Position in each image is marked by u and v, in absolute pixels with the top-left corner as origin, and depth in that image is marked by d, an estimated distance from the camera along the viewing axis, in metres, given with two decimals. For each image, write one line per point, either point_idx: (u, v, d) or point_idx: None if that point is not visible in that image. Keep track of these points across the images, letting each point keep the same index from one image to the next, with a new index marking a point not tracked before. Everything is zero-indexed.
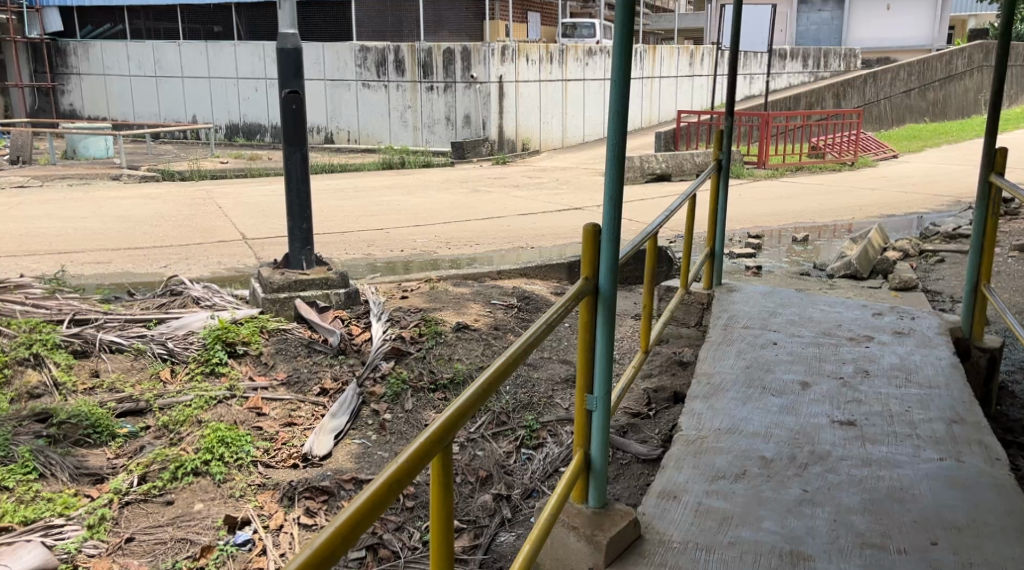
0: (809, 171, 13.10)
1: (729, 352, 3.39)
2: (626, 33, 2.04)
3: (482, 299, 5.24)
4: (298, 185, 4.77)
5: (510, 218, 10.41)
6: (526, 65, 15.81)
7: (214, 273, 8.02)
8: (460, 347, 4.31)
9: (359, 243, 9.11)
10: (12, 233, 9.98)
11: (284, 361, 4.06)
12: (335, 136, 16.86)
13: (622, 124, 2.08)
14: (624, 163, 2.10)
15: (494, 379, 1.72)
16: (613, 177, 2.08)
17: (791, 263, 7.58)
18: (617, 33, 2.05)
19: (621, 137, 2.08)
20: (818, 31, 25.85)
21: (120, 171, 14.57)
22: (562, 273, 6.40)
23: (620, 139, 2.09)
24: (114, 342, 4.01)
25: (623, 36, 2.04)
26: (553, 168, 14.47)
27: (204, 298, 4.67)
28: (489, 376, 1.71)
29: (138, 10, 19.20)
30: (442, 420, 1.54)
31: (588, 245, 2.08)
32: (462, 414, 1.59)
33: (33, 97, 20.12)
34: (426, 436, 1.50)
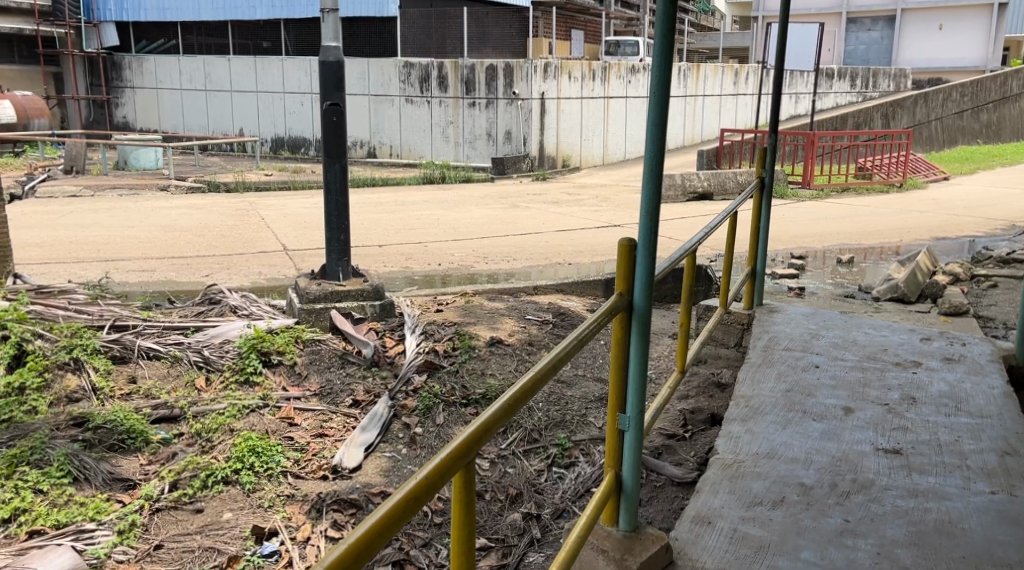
0: (855, 192, 12.87)
1: (768, 374, 3.30)
2: (666, 42, 1.99)
3: (517, 315, 5.20)
4: (337, 198, 4.78)
5: (550, 234, 10.38)
6: (569, 83, 15.83)
7: (255, 283, 8.11)
8: (493, 363, 4.27)
9: (397, 256, 9.15)
10: (63, 240, 10.21)
11: (317, 372, 4.05)
12: (377, 150, 17.03)
13: (662, 135, 2.02)
14: (662, 175, 2.04)
15: (521, 395, 1.66)
16: (651, 191, 2.03)
17: (836, 285, 7.43)
18: (659, 42, 1.99)
19: (659, 149, 2.02)
20: (867, 51, 25.60)
21: (167, 183, 14.83)
22: (598, 289, 6.35)
23: (658, 151, 2.04)
24: (152, 349, 4.02)
25: (664, 45, 1.98)
26: (593, 185, 14.43)
27: (241, 307, 4.69)
28: (516, 392, 1.66)
29: (191, 26, 19.54)
30: (465, 435, 1.49)
31: (622, 259, 2.02)
32: (486, 430, 1.54)
33: (88, 109, 20.82)
34: (447, 454, 1.45)
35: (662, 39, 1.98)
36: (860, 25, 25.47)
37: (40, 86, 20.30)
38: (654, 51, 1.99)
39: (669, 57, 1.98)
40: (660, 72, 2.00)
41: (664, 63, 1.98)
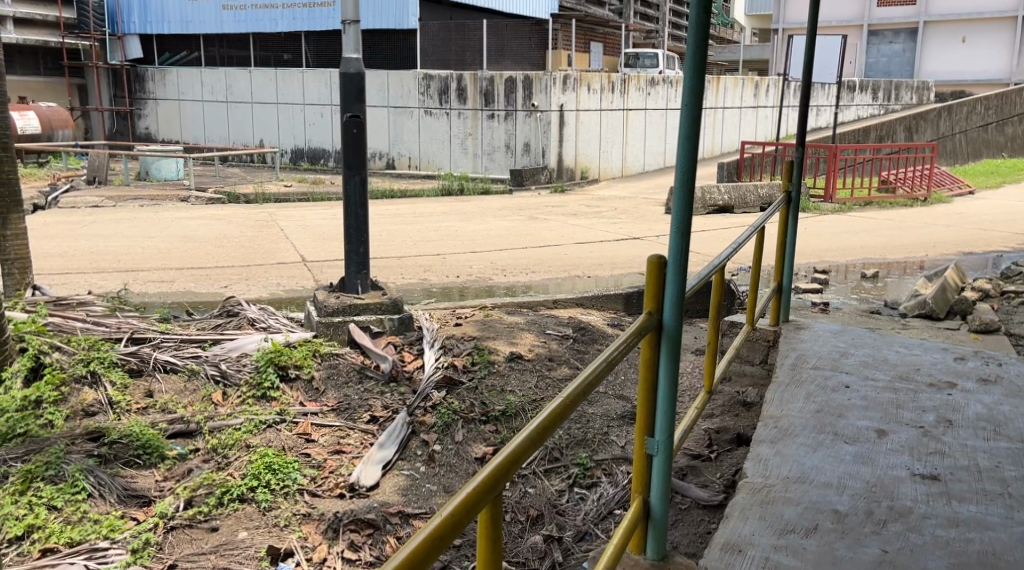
0: (878, 206, 12.72)
1: (797, 393, 3.21)
2: (699, 54, 1.92)
3: (537, 329, 5.13)
4: (355, 210, 4.74)
5: (568, 247, 10.31)
6: (588, 94, 15.78)
7: (273, 294, 8.09)
8: (513, 378, 4.20)
9: (416, 268, 9.11)
10: (84, 251, 10.25)
11: (335, 388, 4.00)
12: (396, 161, 17.06)
13: (693, 151, 1.96)
14: (694, 191, 1.98)
15: (549, 422, 1.60)
16: (682, 208, 1.96)
17: (860, 300, 7.32)
18: (691, 55, 1.93)
19: (691, 165, 1.96)
20: (889, 64, 25.37)
21: (188, 194, 14.90)
22: (619, 303, 6.28)
23: (688, 166, 1.97)
24: (169, 362, 3.98)
25: (696, 59, 1.92)
26: (612, 198, 14.35)
27: (260, 320, 4.64)
28: (545, 419, 1.59)
29: (213, 39, 19.73)
30: (492, 467, 1.42)
31: (651, 278, 1.96)
32: (515, 460, 1.47)
33: (111, 121, 21.01)
34: (474, 487, 1.38)
35: (695, 52, 1.92)
36: (882, 38, 25.19)
37: (64, 97, 20.52)
38: (686, 64, 1.93)
39: (701, 70, 1.92)
40: (692, 85, 1.93)
41: (696, 76, 1.92)
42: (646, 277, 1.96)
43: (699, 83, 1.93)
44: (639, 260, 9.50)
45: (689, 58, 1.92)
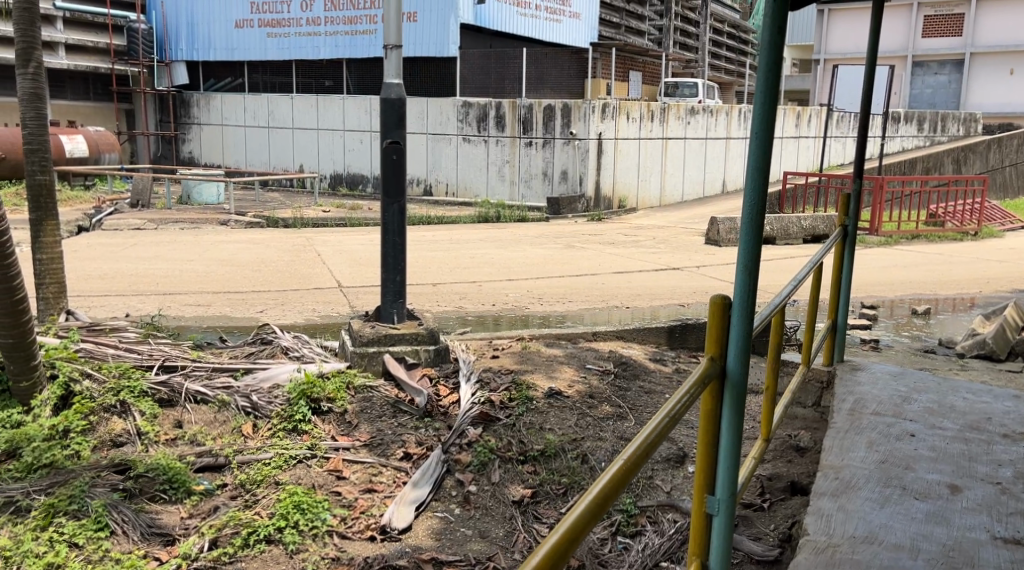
0: (927, 240, 12.37)
1: (857, 442, 3.11)
2: (768, 91, 1.83)
3: (576, 363, 4.96)
4: (394, 237, 4.63)
5: (607, 276, 10.14)
6: (627, 122, 15.70)
7: (308, 320, 8.03)
8: (552, 416, 4.04)
9: (452, 296, 9.00)
10: (123, 273, 10.30)
11: (367, 421, 3.87)
12: (433, 188, 17.08)
13: (763, 189, 1.87)
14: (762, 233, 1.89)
15: (611, 490, 1.52)
16: (748, 251, 1.88)
17: (912, 338, 7.07)
18: (760, 90, 1.84)
19: (760, 205, 1.87)
20: (933, 95, 24.95)
21: (228, 217, 14.99)
22: (661, 337, 6.09)
23: (757, 203, 1.88)
24: (200, 393, 3.85)
25: (767, 95, 1.82)
26: (651, 226, 14.16)
27: (293, 348, 4.53)
28: (604, 487, 1.50)
29: (257, 65, 19.92)
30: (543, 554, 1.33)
31: (715, 321, 1.89)
32: (573, 538, 1.39)
33: (156, 145, 21.35)
34: None
35: (764, 88, 1.83)
36: (927, 69, 24.73)
37: (111, 122, 20.90)
38: (755, 100, 1.84)
39: (771, 107, 1.83)
40: (762, 124, 1.85)
41: (765, 113, 1.83)
42: (709, 321, 1.88)
43: (768, 120, 1.84)
44: (679, 291, 9.30)
45: (757, 96, 1.83)
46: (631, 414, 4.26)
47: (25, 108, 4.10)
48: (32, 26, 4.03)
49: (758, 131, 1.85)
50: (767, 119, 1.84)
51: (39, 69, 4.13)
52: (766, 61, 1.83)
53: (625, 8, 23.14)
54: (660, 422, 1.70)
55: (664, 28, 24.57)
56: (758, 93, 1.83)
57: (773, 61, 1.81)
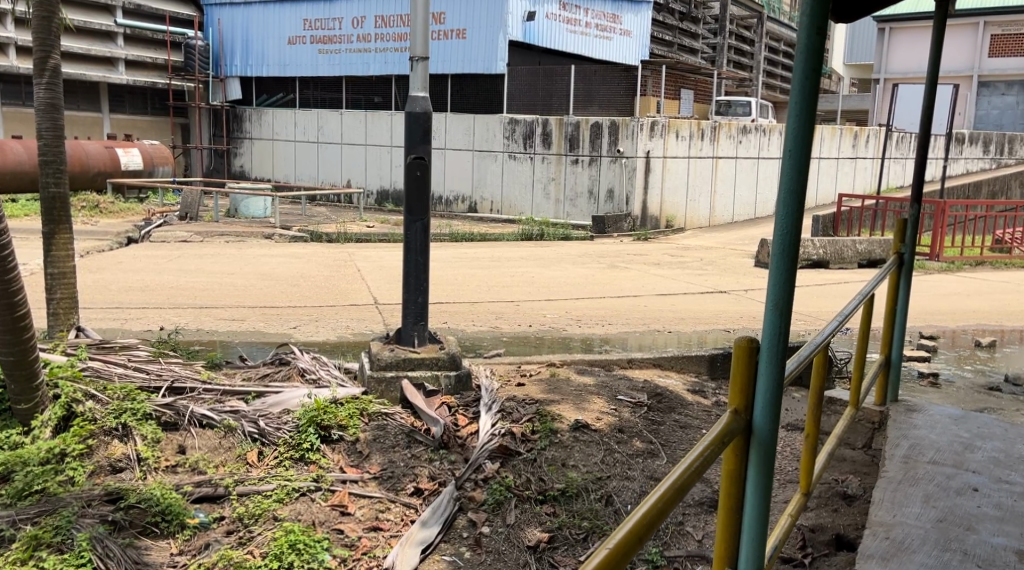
0: (992, 267, 11.82)
1: (913, 496, 2.96)
2: (805, 109, 1.61)
3: (607, 393, 4.68)
4: (417, 256, 4.41)
5: (650, 297, 9.85)
6: (676, 141, 15.38)
7: (341, 337, 7.90)
8: (576, 451, 3.82)
9: (488, 315, 8.80)
10: (163, 285, 10.30)
11: (380, 451, 3.67)
12: (478, 205, 16.92)
13: (798, 219, 1.63)
14: (796, 270, 1.66)
15: None
16: (779, 294, 1.65)
17: (974, 373, 6.72)
18: (794, 110, 1.63)
19: (795, 235, 1.64)
20: (1001, 115, 24.06)
21: (273, 231, 15.02)
22: (702, 366, 5.76)
23: (791, 234, 1.65)
24: (206, 416, 3.65)
25: (804, 115, 1.61)
26: (698, 247, 13.83)
27: (310, 371, 4.34)
28: None
29: (309, 81, 20.01)
30: None
31: (739, 366, 1.65)
32: None
33: (209, 158, 21.64)
34: None
35: (799, 106, 1.61)
36: (993, 89, 23.75)
37: (166, 136, 21.26)
38: (787, 119, 1.62)
39: (809, 126, 1.60)
40: (799, 148, 1.62)
41: (799, 134, 1.61)
42: (733, 367, 1.65)
43: (805, 142, 1.62)
44: (725, 315, 8.97)
45: (791, 116, 1.61)
46: (663, 451, 4.00)
47: (41, 117, 3.99)
48: (51, 33, 3.95)
49: (792, 156, 1.62)
50: (803, 141, 1.61)
51: (56, 79, 4.03)
52: (800, 75, 1.61)
53: (678, 25, 22.96)
54: (658, 501, 1.48)
55: (717, 46, 24.27)
56: (792, 113, 1.61)
57: (807, 79, 1.59)
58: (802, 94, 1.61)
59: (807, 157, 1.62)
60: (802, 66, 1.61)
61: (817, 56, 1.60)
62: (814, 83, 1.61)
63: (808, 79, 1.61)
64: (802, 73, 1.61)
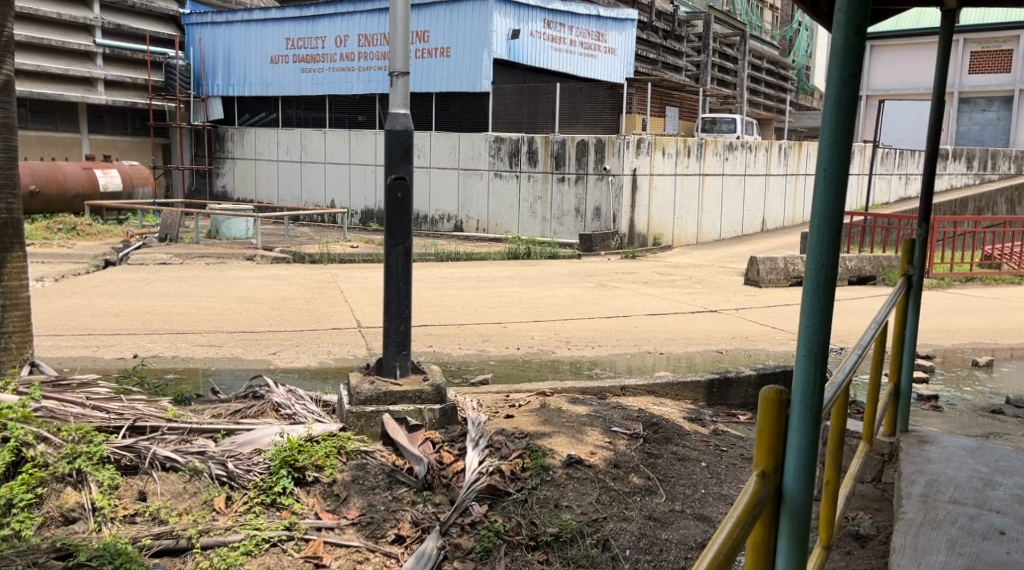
0: (982, 282, 11.70)
1: (937, 542, 2.74)
2: (840, 126, 1.51)
3: (602, 424, 4.42)
4: (399, 282, 4.15)
5: (640, 317, 9.64)
6: (662, 158, 15.23)
7: (322, 363, 7.65)
8: (570, 490, 3.59)
9: (474, 337, 8.56)
10: (139, 310, 10.00)
11: (359, 494, 3.42)
12: (464, 224, 16.71)
13: (836, 243, 1.52)
14: (832, 309, 1.55)
15: None
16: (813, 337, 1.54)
17: (975, 393, 6.53)
18: (827, 124, 1.53)
19: (832, 262, 1.52)
20: (982, 131, 23.95)
21: (254, 252, 14.73)
22: (697, 393, 5.55)
23: (827, 266, 1.54)
24: (169, 458, 3.39)
25: (842, 131, 1.51)
26: (686, 265, 13.64)
27: (284, 406, 4.08)
28: None
29: (291, 100, 19.79)
30: None
31: (766, 419, 1.52)
32: None
33: (191, 179, 21.33)
34: None
35: (834, 120, 1.52)
36: (974, 105, 23.75)
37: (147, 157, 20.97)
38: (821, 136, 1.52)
39: (848, 143, 1.51)
40: (836, 167, 1.52)
41: (835, 155, 1.51)
42: (760, 419, 1.53)
43: (840, 160, 1.51)
44: (716, 336, 8.76)
45: (826, 130, 1.52)
46: (662, 488, 3.77)
47: None
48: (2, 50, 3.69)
49: (826, 175, 1.52)
50: (840, 162, 1.51)
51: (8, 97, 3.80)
52: (836, 82, 1.51)
53: (661, 43, 23.02)
54: None
55: (702, 64, 24.20)
56: (826, 130, 1.52)
57: (842, 91, 1.50)
58: (839, 104, 1.51)
59: (843, 180, 1.51)
60: (836, 72, 1.51)
61: (855, 63, 1.50)
62: (852, 92, 1.51)
63: (843, 87, 1.51)
64: (838, 80, 1.51)
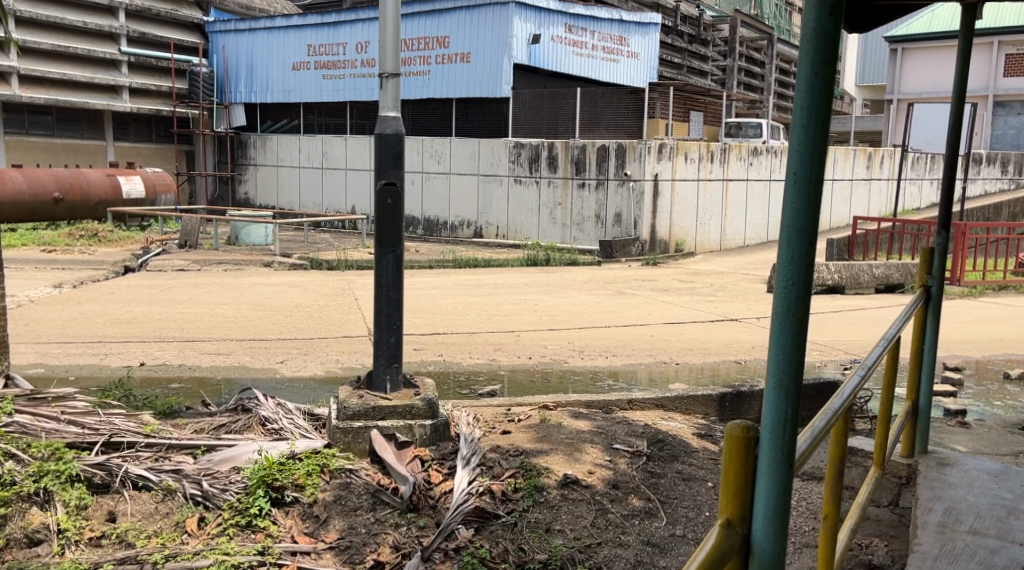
0: (1015, 291, 11.30)
1: None
2: (819, 122, 1.43)
3: (603, 441, 4.22)
4: (389, 292, 3.98)
5: (657, 326, 9.41)
6: (684, 163, 14.96)
7: (329, 371, 7.52)
8: (563, 512, 3.39)
9: (486, 346, 8.38)
10: (152, 317, 9.94)
11: (340, 515, 3.24)
12: (484, 230, 16.58)
13: (810, 253, 1.44)
14: (805, 339, 1.47)
15: None
16: (782, 367, 1.47)
17: (1006, 408, 6.24)
18: (799, 120, 1.44)
19: (806, 273, 1.45)
20: (1017, 135, 23.32)
21: (272, 258, 14.66)
22: (710, 406, 5.33)
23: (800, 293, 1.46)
24: (142, 476, 3.25)
25: (814, 129, 1.42)
26: (708, 272, 13.37)
27: (271, 420, 3.92)
28: None
29: (313, 106, 19.78)
30: None
31: (732, 460, 1.48)
32: None
33: (214, 186, 21.41)
34: None
35: (806, 114, 1.43)
36: (1009, 109, 23.11)
37: (170, 164, 21.07)
38: (792, 134, 1.44)
39: (822, 138, 1.42)
40: (808, 170, 1.43)
41: (807, 158, 1.43)
42: (727, 459, 1.49)
43: (813, 160, 1.43)
44: (735, 345, 8.50)
45: (798, 126, 1.43)
46: (662, 511, 3.55)
47: None
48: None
49: (797, 181, 1.44)
50: (812, 163, 1.44)
51: None
52: (808, 70, 1.42)
53: (686, 48, 22.77)
54: None
55: (727, 69, 23.87)
56: (797, 124, 1.43)
57: (814, 74, 1.41)
58: (811, 96, 1.42)
59: (816, 188, 1.43)
60: (809, 59, 1.41)
61: (829, 50, 1.41)
62: (826, 83, 1.42)
63: (816, 76, 1.42)
64: (810, 69, 1.42)
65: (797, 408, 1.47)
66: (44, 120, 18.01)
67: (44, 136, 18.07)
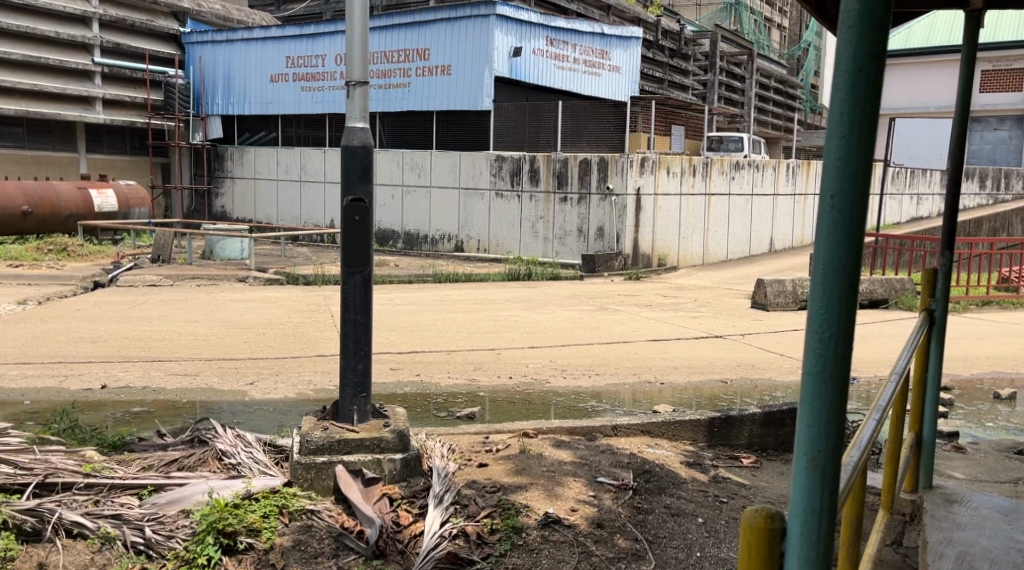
0: (998, 305, 11.18)
1: None
2: (860, 137, 1.35)
3: (585, 474, 3.94)
4: (355, 315, 3.69)
5: (641, 343, 9.17)
6: (667, 177, 14.76)
7: (302, 393, 7.18)
8: (544, 556, 3.12)
9: (466, 365, 8.09)
10: (117, 336, 9.55)
11: (299, 563, 2.95)
12: (465, 244, 16.33)
13: (850, 285, 1.38)
14: (842, 403, 1.41)
15: None
16: (815, 443, 1.41)
17: (999, 430, 6.05)
18: (834, 134, 1.37)
19: (842, 319, 1.39)
20: (993, 150, 23.33)
21: (247, 273, 14.29)
22: (697, 432, 5.05)
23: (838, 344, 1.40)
24: (77, 523, 2.96)
25: (856, 144, 1.35)
26: (691, 287, 13.15)
27: (229, 454, 3.62)
28: None
29: (291, 119, 19.49)
30: None
31: (753, 543, 1.42)
32: None
33: (189, 199, 21.03)
34: None
35: (844, 132, 1.35)
36: (985, 124, 23.18)
37: (145, 177, 20.68)
38: (830, 145, 1.37)
39: (864, 158, 1.35)
40: (847, 193, 1.36)
41: (847, 173, 1.35)
42: (748, 542, 1.42)
43: (853, 176, 1.35)
44: (721, 364, 8.27)
45: (834, 142, 1.36)
46: (651, 553, 3.26)
47: None
48: None
49: (835, 204, 1.36)
50: (854, 186, 1.36)
51: None
52: (849, 68, 1.35)
53: (667, 62, 22.69)
54: None
55: (709, 83, 23.78)
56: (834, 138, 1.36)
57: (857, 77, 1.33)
58: (852, 100, 1.34)
59: (858, 211, 1.36)
60: (851, 55, 1.34)
61: (873, 46, 1.34)
62: (869, 86, 1.34)
63: (858, 77, 1.34)
64: (852, 67, 1.35)
65: (833, 488, 1.41)
66: (14, 131, 17.50)
67: (13, 148, 17.57)
